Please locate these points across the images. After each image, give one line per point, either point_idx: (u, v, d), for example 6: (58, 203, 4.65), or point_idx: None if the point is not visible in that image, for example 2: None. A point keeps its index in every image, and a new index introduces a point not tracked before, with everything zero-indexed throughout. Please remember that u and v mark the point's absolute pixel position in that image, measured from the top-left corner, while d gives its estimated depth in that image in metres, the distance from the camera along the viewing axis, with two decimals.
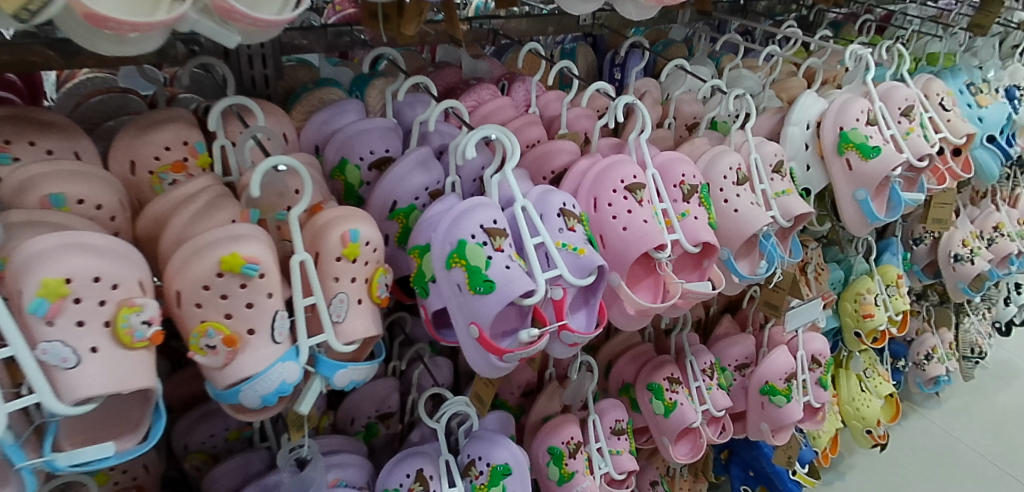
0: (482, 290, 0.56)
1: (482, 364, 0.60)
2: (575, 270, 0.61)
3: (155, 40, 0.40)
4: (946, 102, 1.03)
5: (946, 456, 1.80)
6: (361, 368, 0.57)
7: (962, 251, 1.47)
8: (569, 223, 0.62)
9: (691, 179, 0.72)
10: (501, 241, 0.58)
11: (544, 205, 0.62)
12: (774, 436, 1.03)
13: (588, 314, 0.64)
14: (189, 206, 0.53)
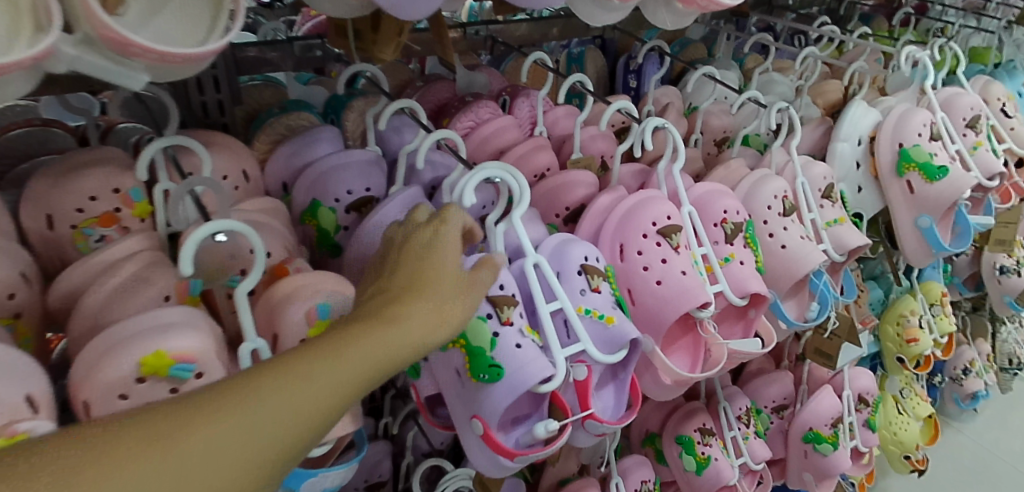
0: (486, 378, 0.46)
1: (489, 467, 0.50)
2: (601, 343, 0.50)
3: (18, 84, 0.28)
4: (1009, 108, 0.90)
5: (986, 476, 1.68)
6: (336, 474, 0.45)
7: (1008, 263, 1.35)
8: (592, 282, 0.51)
9: (734, 216, 0.61)
10: (510, 312, 0.47)
11: (562, 261, 0.51)
12: (818, 486, 0.91)
13: (618, 391, 0.53)
14: (108, 281, 0.41)
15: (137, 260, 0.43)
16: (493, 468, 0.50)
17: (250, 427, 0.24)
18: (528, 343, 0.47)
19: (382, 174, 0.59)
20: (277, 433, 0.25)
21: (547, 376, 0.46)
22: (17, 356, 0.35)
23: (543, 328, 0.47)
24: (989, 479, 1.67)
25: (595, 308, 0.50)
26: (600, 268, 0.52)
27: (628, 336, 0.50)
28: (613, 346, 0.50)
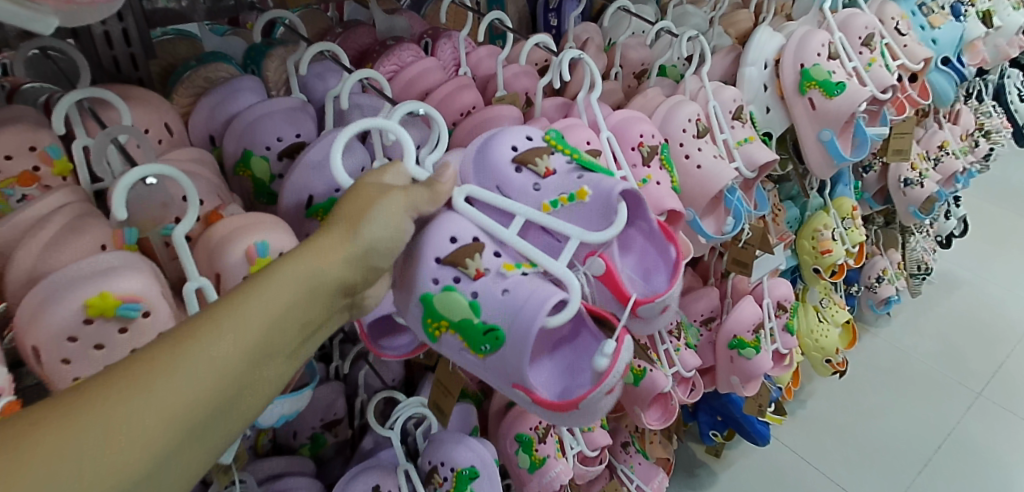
0: (489, 346, 0.47)
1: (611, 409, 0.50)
2: (587, 220, 0.51)
3: None
4: (902, 26, 0.96)
5: (900, 372, 1.85)
6: (291, 399, 0.49)
7: (911, 175, 1.47)
8: (540, 171, 0.52)
9: (650, 139, 0.65)
10: (479, 261, 0.47)
11: (496, 172, 0.52)
12: (745, 387, 0.99)
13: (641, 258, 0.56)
14: (39, 234, 0.42)
15: (66, 212, 0.44)
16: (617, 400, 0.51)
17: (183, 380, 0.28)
18: (514, 277, 0.47)
19: (309, 119, 0.60)
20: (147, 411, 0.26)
21: (563, 294, 0.46)
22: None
23: (529, 256, 0.47)
24: (902, 375, 1.84)
25: (562, 194, 0.51)
26: (537, 156, 0.53)
27: (610, 191, 0.50)
28: (610, 210, 0.50)
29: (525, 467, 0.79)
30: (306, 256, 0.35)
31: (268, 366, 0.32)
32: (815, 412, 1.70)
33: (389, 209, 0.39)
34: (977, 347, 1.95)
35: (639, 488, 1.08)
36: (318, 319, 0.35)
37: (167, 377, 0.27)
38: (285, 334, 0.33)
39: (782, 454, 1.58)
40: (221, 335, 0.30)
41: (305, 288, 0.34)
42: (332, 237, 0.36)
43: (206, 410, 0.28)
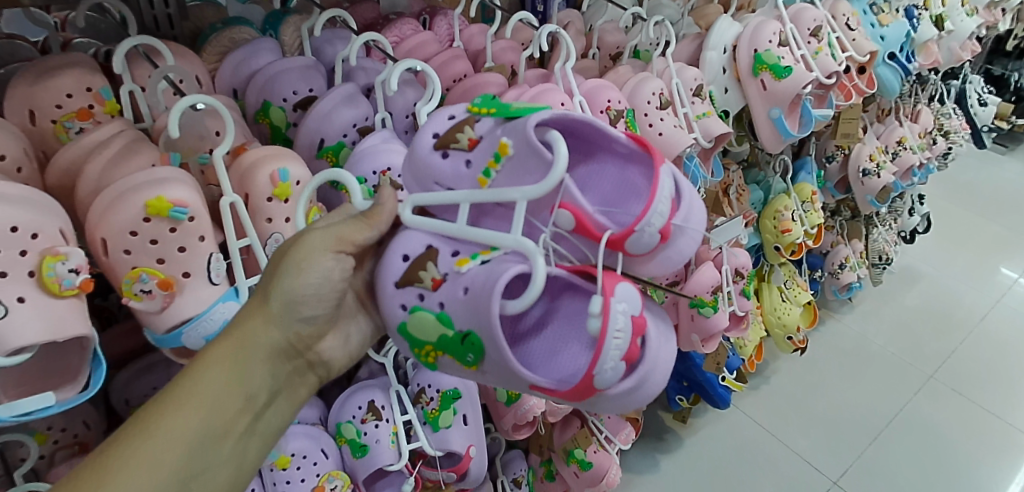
0: (473, 356, 0.50)
1: (652, 364, 0.53)
2: (523, 170, 0.51)
3: None
4: (852, 22, 1.07)
5: (860, 354, 1.96)
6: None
7: (869, 166, 1.58)
8: (465, 143, 0.55)
9: (616, 105, 0.75)
10: (434, 269, 0.52)
11: (430, 163, 0.55)
12: (704, 346, 1.11)
13: (619, 180, 0.59)
14: (104, 152, 0.51)
15: (124, 136, 0.52)
16: (654, 351, 0.53)
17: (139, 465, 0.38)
18: (470, 269, 0.50)
19: (320, 77, 0.69)
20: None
21: (516, 268, 0.48)
22: (39, 198, 0.46)
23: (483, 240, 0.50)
24: (861, 357, 1.95)
25: (490, 158, 0.53)
26: (455, 133, 0.55)
27: (523, 133, 0.51)
28: (539, 148, 0.50)
29: (503, 400, 0.91)
30: (232, 333, 0.44)
31: (216, 445, 0.41)
32: (777, 387, 1.81)
33: (302, 258, 0.46)
34: (934, 333, 2.06)
35: (607, 439, 1.17)
36: (259, 385, 0.44)
37: (128, 465, 0.37)
38: (222, 413, 0.42)
39: (744, 424, 1.69)
40: (167, 422, 0.39)
41: (232, 366, 0.43)
42: (253, 312, 0.45)
43: (165, 483, 0.38)
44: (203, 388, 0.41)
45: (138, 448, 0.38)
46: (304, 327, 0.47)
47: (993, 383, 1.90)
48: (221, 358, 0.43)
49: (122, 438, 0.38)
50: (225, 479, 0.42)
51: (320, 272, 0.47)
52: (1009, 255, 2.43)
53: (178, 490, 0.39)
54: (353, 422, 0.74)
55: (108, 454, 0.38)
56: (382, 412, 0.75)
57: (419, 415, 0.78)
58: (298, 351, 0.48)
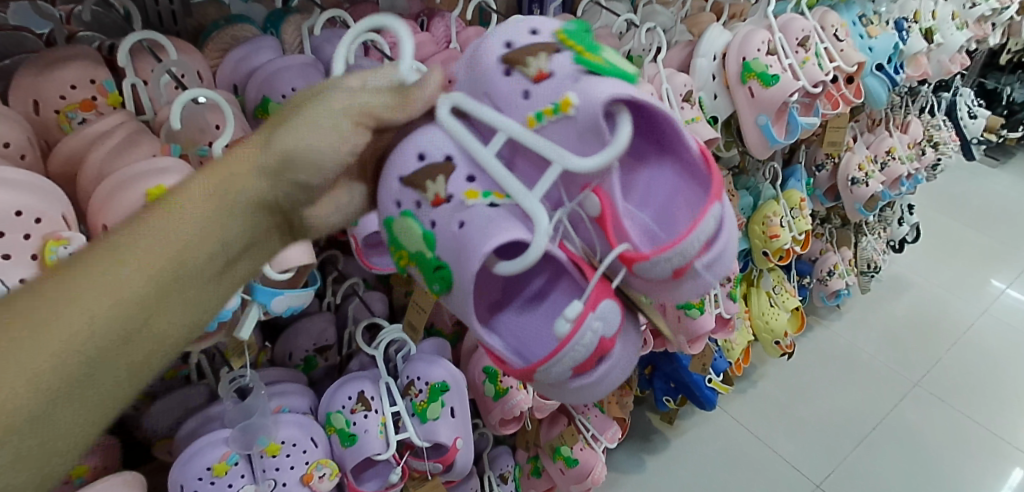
0: (438, 286, 0.54)
1: (600, 377, 0.56)
2: (571, 138, 0.51)
3: None
4: (841, 33, 1.09)
5: (847, 361, 1.98)
6: (297, 294, 0.63)
7: (858, 175, 1.61)
8: (529, 75, 0.52)
9: None
10: (441, 187, 0.52)
11: (486, 80, 0.53)
12: (690, 346, 1.14)
13: (664, 193, 0.60)
14: (106, 141, 0.52)
15: (126, 128, 0.54)
16: (606, 370, 0.56)
17: (84, 300, 0.31)
18: (476, 205, 0.51)
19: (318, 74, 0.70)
20: (57, 334, 0.30)
21: (515, 234, 0.50)
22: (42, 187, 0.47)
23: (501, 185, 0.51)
24: (848, 363, 1.97)
25: (550, 104, 0.51)
26: (529, 56, 0.53)
27: (594, 109, 0.50)
28: (601, 128, 0.50)
29: (490, 395, 0.93)
30: (222, 167, 0.37)
31: (190, 290, 0.35)
32: (764, 391, 1.84)
33: (319, 115, 0.41)
34: (920, 341, 2.08)
35: (594, 438, 1.18)
36: (248, 233, 0.38)
37: (72, 301, 0.30)
38: (196, 255, 0.35)
39: (731, 426, 1.71)
40: (122, 257, 0.32)
41: (216, 206, 0.36)
42: (251, 154, 0.39)
43: (113, 329, 0.32)
44: (180, 222, 0.34)
45: (87, 282, 0.31)
46: (301, 189, 0.41)
47: (977, 392, 1.92)
48: (203, 192, 0.36)
49: (69, 267, 0.31)
50: (193, 324, 0.35)
51: (336, 136, 0.41)
52: (996, 266, 2.46)
53: (129, 337, 0.32)
54: (343, 412, 0.77)
55: (48, 287, 0.31)
56: (371, 403, 0.78)
57: (408, 407, 0.80)
58: (296, 205, 0.41)
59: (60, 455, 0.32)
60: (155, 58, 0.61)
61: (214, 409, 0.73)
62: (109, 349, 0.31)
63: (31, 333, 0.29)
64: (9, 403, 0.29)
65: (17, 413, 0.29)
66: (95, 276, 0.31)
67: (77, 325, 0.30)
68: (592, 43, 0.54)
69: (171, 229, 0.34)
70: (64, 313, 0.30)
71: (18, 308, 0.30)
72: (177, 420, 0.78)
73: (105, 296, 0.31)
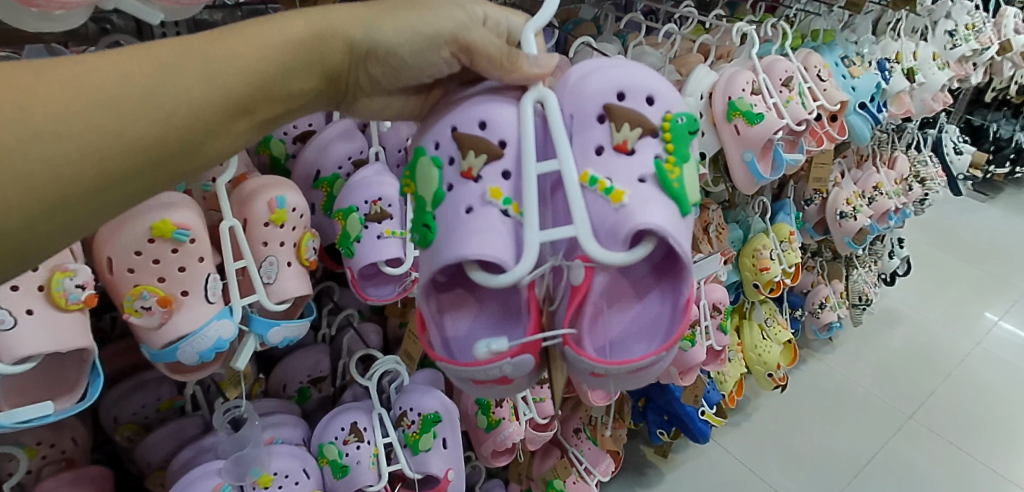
0: (418, 239, 0.55)
1: (480, 393, 0.58)
2: (597, 218, 0.52)
3: (79, 16, 0.47)
4: (824, 73, 1.13)
5: (841, 393, 1.98)
6: (294, 325, 0.64)
7: (846, 209, 1.63)
8: (616, 140, 0.54)
9: None
10: (475, 164, 0.54)
11: (580, 109, 0.55)
12: (682, 377, 1.16)
13: (637, 320, 0.61)
14: None
15: None
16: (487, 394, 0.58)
17: (191, 83, 0.37)
18: (490, 205, 0.53)
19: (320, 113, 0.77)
20: (156, 110, 0.36)
21: (498, 257, 0.51)
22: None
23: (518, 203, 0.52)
24: (842, 396, 1.97)
25: (607, 176, 0.52)
26: (628, 123, 0.54)
27: (628, 219, 0.50)
28: (619, 239, 0.51)
29: (483, 426, 0.94)
30: (304, 35, 0.43)
31: (233, 122, 0.40)
32: (758, 424, 1.83)
33: (420, 25, 0.47)
34: (912, 373, 2.09)
35: (587, 470, 1.19)
36: (292, 90, 0.44)
37: (179, 87, 0.36)
38: (268, 89, 0.42)
39: (724, 460, 1.71)
40: (227, 62, 0.39)
41: (292, 55, 0.42)
42: (329, 30, 0.44)
43: (192, 125, 0.38)
44: (255, 66, 0.40)
45: (196, 73, 0.37)
46: (365, 75, 0.48)
47: (971, 426, 1.92)
48: (281, 45, 0.41)
49: (187, 47, 0.38)
50: (221, 153, 0.41)
51: (427, 56, 0.48)
52: (986, 299, 2.48)
53: (195, 138, 0.38)
54: (336, 443, 0.77)
55: (166, 62, 0.36)
56: (363, 433, 0.78)
57: (400, 437, 0.81)
58: (336, 79, 0.47)
59: (67, 231, 0.35)
60: None
61: (209, 440, 0.73)
62: (167, 149, 0.37)
63: (119, 113, 0.34)
64: (88, 166, 0.33)
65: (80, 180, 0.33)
66: (208, 72, 0.38)
67: (175, 110, 0.36)
68: (685, 155, 0.55)
69: (267, 54, 0.41)
70: (173, 93, 0.36)
71: (96, 83, 0.34)
72: (171, 451, 0.78)
73: (204, 92, 0.38)
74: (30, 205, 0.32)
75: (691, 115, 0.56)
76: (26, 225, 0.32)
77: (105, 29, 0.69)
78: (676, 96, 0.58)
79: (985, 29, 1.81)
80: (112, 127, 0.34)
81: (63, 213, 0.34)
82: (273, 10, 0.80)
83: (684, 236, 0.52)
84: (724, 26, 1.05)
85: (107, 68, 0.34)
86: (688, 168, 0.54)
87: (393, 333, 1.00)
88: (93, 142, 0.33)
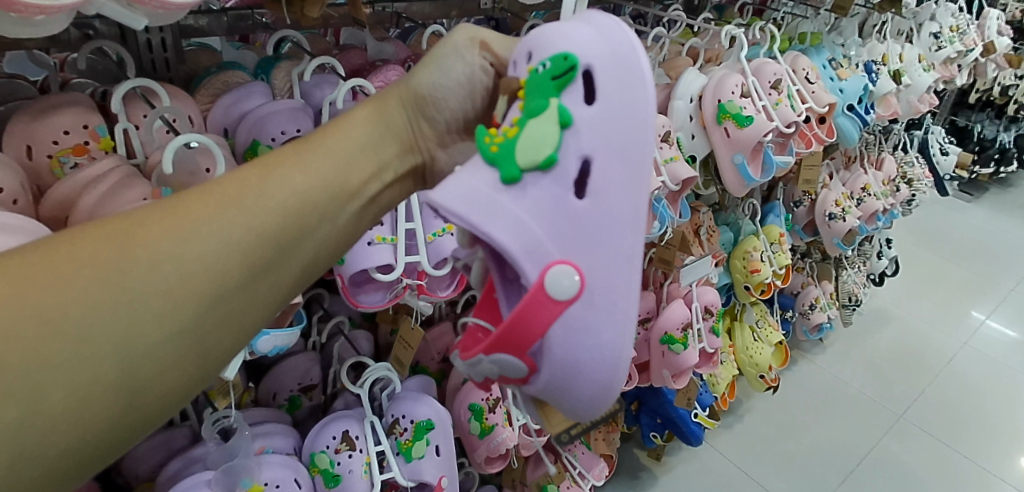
0: None
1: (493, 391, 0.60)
2: None
3: (59, 22, 0.47)
4: (811, 76, 1.13)
5: (834, 394, 1.99)
6: (283, 334, 0.63)
7: (835, 210, 1.64)
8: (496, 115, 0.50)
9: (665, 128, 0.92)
10: None
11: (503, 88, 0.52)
12: (675, 381, 1.16)
13: None
14: (97, 186, 0.53)
15: (118, 172, 0.55)
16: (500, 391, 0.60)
17: (295, 173, 0.37)
18: None
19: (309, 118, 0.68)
20: (273, 207, 0.36)
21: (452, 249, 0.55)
22: (27, 228, 0.48)
23: None
24: (834, 397, 1.98)
25: None
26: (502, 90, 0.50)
27: None
28: None
29: (476, 432, 0.94)
30: (365, 108, 0.45)
31: (342, 206, 0.40)
32: (749, 426, 1.84)
33: (446, 55, 0.48)
34: (903, 373, 2.10)
35: (580, 474, 1.19)
36: (379, 164, 0.44)
37: (288, 183, 0.37)
38: (358, 166, 0.42)
39: (717, 462, 1.71)
40: (318, 150, 0.40)
41: (367, 137, 0.43)
42: (386, 107, 0.46)
43: (308, 216, 0.37)
44: (337, 145, 0.41)
45: (297, 167, 0.38)
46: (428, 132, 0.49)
47: (961, 425, 1.93)
48: (357, 129, 0.43)
49: (280, 152, 0.38)
50: (339, 237, 0.41)
51: (467, 84, 0.50)
52: (973, 299, 2.50)
53: (313, 227, 0.38)
54: (327, 452, 0.76)
55: (269, 167, 0.37)
56: (355, 442, 0.78)
57: (392, 445, 0.80)
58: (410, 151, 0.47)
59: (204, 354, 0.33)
60: (148, 104, 0.62)
61: (198, 451, 0.72)
62: (290, 240, 0.36)
63: (244, 212, 0.34)
64: (230, 263, 0.33)
65: (213, 287, 0.32)
66: (304, 162, 0.38)
67: (289, 203, 0.36)
68: (535, 109, 0.46)
69: (342, 133, 0.42)
70: (283, 189, 0.36)
71: (215, 199, 0.34)
72: (159, 464, 0.77)
73: (311, 181, 0.38)
74: (187, 312, 0.31)
75: (555, 54, 0.46)
76: (190, 333, 0.32)
77: (87, 35, 0.68)
78: (580, 29, 0.47)
79: (969, 30, 1.83)
80: (239, 227, 0.34)
81: (217, 316, 0.33)
82: (260, 15, 0.80)
83: (505, 213, 0.45)
84: (713, 29, 1.04)
85: (219, 186, 0.35)
86: (533, 125, 0.46)
87: (384, 339, 0.99)
88: (225, 245, 0.33)
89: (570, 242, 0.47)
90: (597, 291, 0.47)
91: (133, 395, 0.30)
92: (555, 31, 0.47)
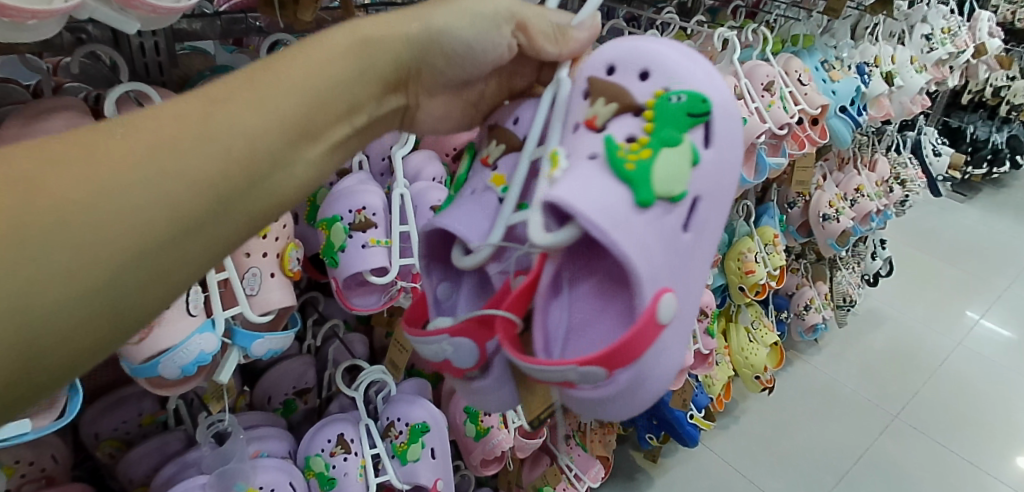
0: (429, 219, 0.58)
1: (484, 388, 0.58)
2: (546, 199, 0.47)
3: (52, 27, 0.46)
4: (804, 77, 1.13)
5: (829, 394, 1.99)
6: (278, 337, 0.63)
7: (829, 211, 1.65)
8: (586, 118, 0.51)
9: None
10: (492, 151, 0.56)
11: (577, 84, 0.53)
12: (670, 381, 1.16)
13: None
14: None
15: None
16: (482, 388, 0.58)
17: (265, 100, 0.36)
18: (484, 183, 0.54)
19: None
20: (240, 134, 0.34)
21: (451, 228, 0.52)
22: None
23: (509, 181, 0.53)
24: (829, 397, 1.98)
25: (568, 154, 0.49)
26: (602, 98, 0.51)
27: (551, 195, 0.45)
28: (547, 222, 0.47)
29: (471, 435, 0.94)
30: (346, 34, 0.42)
31: (305, 147, 0.39)
32: (745, 426, 1.84)
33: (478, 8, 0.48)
34: (898, 373, 2.11)
35: (577, 476, 1.20)
36: (352, 100, 0.43)
37: (258, 111, 0.35)
38: (331, 100, 0.41)
39: (714, 463, 1.71)
40: (294, 76, 0.38)
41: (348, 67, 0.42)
42: (375, 38, 0.44)
43: (272, 149, 0.36)
44: (311, 70, 0.39)
45: (269, 93, 0.36)
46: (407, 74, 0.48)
47: (956, 425, 1.94)
48: (336, 56, 0.41)
49: (253, 73, 0.37)
50: (295, 195, 0.39)
51: (487, 27, 0.48)
52: (968, 299, 2.51)
53: (276, 163, 0.37)
54: (322, 455, 0.76)
55: (241, 89, 0.35)
56: (350, 445, 0.78)
57: (388, 449, 0.80)
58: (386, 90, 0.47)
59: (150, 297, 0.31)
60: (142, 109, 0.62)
61: (192, 455, 0.72)
62: (251, 178, 0.35)
63: (210, 139, 0.33)
64: (191, 195, 0.31)
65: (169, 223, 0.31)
66: (275, 88, 0.37)
67: (256, 131, 0.35)
68: (669, 138, 0.48)
69: (322, 58, 0.40)
70: (254, 117, 0.35)
71: (181, 122, 0.32)
72: (154, 467, 0.76)
73: (278, 112, 0.36)
74: (139, 245, 0.29)
75: (692, 93, 0.50)
76: (119, 273, 0.29)
77: (80, 39, 0.67)
78: (703, 77, 0.52)
79: (961, 32, 1.84)
80: (204, 152, 0.32)
81: (170, 253, 0.31)
82: (253, 18, 0.79)
83: (636, 230, 0.46)
84: (706, 32, 1.05)
85: (184, 107, 0.33)
86: (668, 154, 0.48)
87: (379, 342, 0.99)
88: (188, 178, 0.31)
89: (676, 270, 0.49)
90: (682, 318, 0.51)
91: (47, 341, 0.27)
92: (682, 71, 0.52)
